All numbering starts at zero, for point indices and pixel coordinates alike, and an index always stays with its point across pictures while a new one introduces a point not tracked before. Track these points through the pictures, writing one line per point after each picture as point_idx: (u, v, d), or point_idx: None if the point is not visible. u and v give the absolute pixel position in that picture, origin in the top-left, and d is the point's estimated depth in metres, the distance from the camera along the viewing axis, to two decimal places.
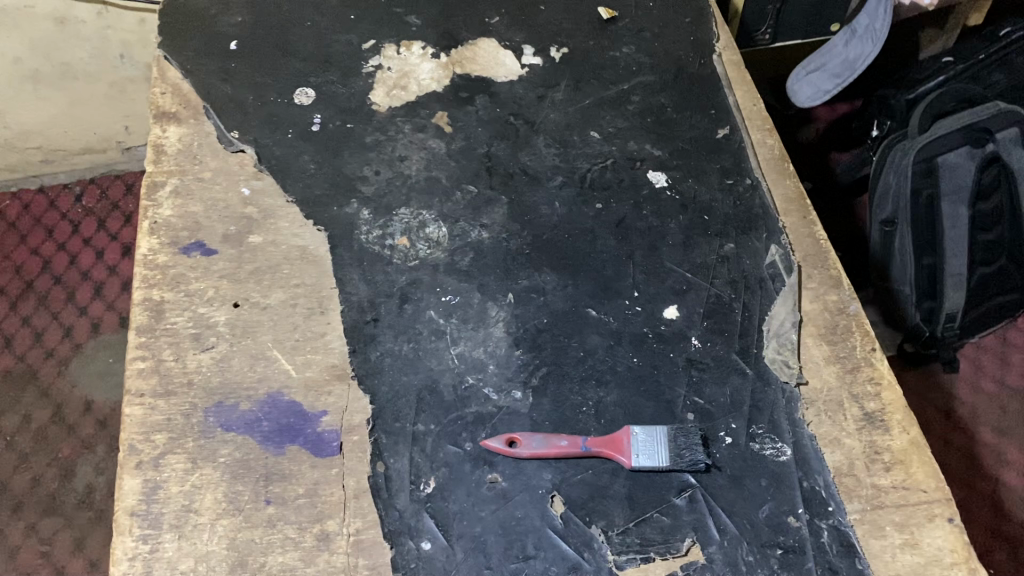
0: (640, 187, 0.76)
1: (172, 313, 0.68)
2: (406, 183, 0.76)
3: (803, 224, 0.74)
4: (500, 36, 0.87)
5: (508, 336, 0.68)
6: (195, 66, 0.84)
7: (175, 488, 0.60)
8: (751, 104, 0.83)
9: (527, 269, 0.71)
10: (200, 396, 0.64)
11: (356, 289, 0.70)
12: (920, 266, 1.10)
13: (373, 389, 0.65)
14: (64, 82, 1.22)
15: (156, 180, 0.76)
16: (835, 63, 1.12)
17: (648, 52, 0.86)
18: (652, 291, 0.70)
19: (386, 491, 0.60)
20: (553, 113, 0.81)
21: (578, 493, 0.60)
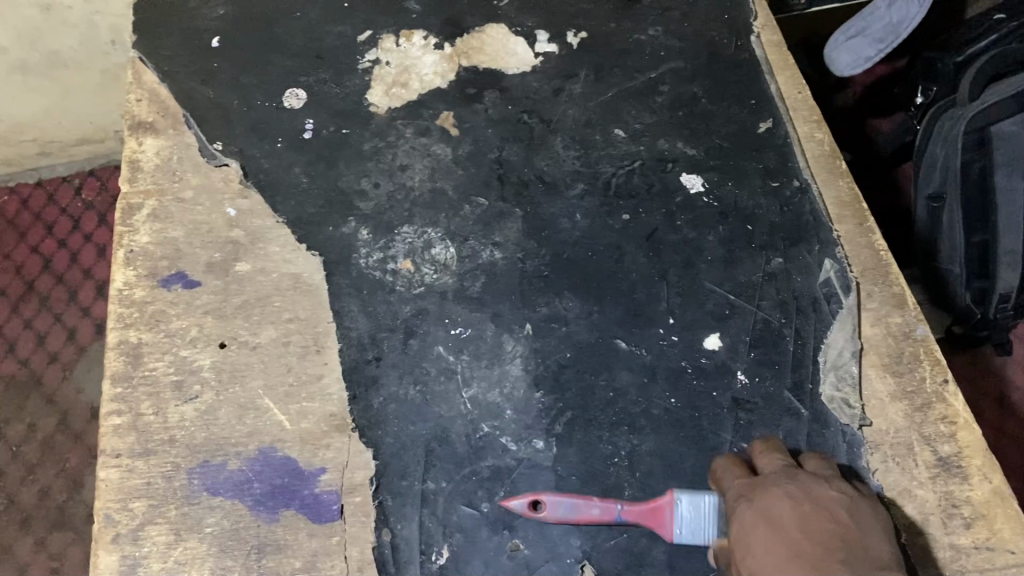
0: (672, 194, 0.68)
1: (151, 358, 0.61)
2: (409, 197, 0.68)
3: (860, 232, 0.65)
4: (511, 21, 0.78)
5: (527, 374, 0.60)
6: (173, 67, 0.75)
7: (156, 566, 0.53)
8: (797, 91, 0.73)
9: (546, 294, 0.63)
10: (183, 455, 0.57)
11: (355, 323, 0.62)
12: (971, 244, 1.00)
13: (377, 442, 0.57)
14: (56, 71, 1.14)
15: (132, 202, 0.68)
16: (879, 28, 1.01)
17: (677, 34, 0.77)
18: (689, 317, 0.62)
19: (394, 564, 0.54)
20: (571, 109, 0.73)
21: (612, 562, 0.53)
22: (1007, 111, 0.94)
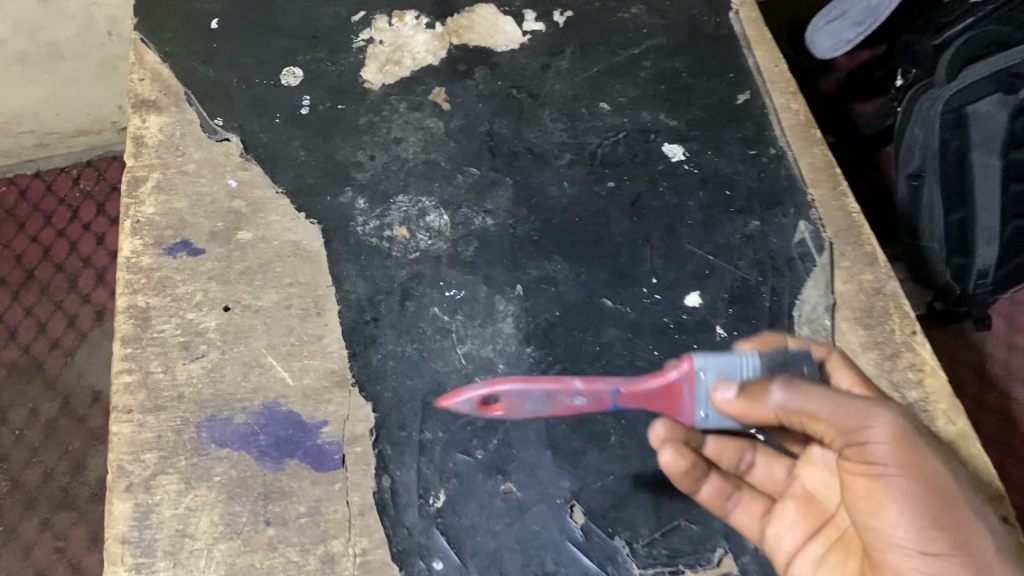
0: (655, 162, 0.71)
1: (159, 321, 0.63)
2: (404, 168, 0.71)
3: (833, 195, 0.69)
4: (499, 2, 0.81)
5: (519, 332, 0.63)
6: (174, 49, 0.78)
7: (168, 512, 0.56)
8: (774, 64, 0.76)
9: (536, 257, 0.66)
10: (192, 410, 0.60)
11: (353, 287, 0.65)
12: (950, 221, 1.04)
13: (376, 396, 0.61)
14: (52, 62, 1.16)
15: (138, 175, 0.71)
16: (857, 11, 1.05)
17: (659, 13, 0.80)
18: (672, 276, 0.65)
19: (393, 507, 0.56)
20: (557, 84, 0.76)
21: (600, 502, 0.56)
22: (981, 92, 0.95)
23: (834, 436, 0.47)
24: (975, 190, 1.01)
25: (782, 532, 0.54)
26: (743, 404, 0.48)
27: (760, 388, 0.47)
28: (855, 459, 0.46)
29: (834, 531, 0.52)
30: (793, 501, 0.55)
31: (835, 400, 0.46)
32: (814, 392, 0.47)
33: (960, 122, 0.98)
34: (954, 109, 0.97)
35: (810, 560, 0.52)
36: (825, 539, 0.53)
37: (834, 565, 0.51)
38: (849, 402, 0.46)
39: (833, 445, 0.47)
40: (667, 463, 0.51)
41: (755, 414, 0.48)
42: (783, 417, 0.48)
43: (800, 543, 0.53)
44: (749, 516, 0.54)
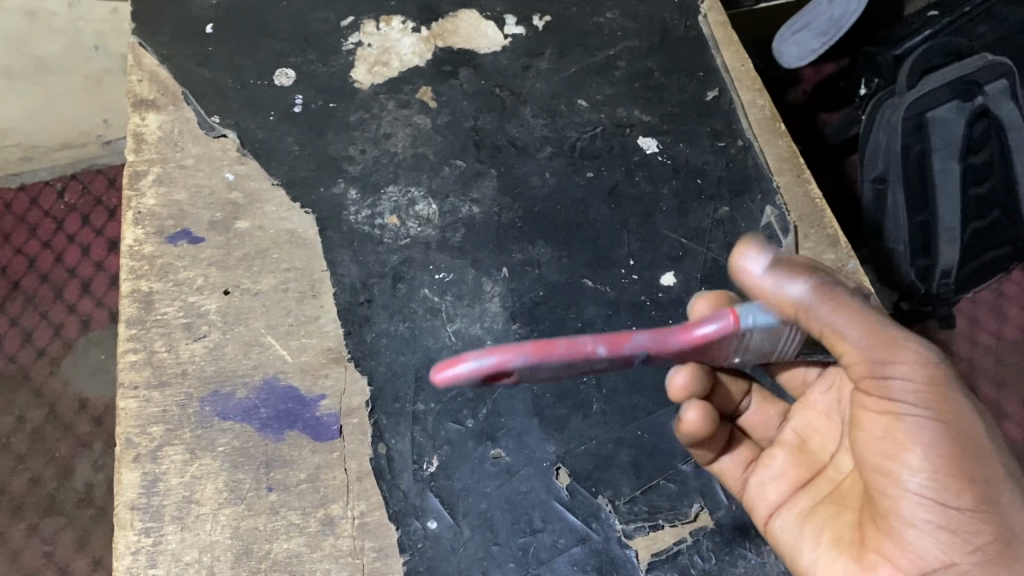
0: (631, 154, 0.75)
1: (162, 304, 0.67)
2: (393, 161, 0.75)
3: (797, 183, 0.74)
4: (481, 7, 0.84)
5: (505, 310, 0.67)
6: (171, 51, 0.80)
7: (175, 480, 0.60)
8: (740, 64, 0.81)
9: (520, 242, 0.71)
10: (196, 386, 0.63)
11: (347, 271, 0.69)
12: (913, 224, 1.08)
13: (371, 370, 0.64)
14: (38, 76, 1.13)
15: (139, 169, 0.74)
16: (821, 22, 1.10)
17: (632, 16, 0.84)
18: (648, 258, 0.70)
19: (389, 472, 0.60)
20: (538, 82, 0.80)
21: (583, 464, 0.60)
22: (942, 99, 1.04)
23: (858, 361, 0.48)
24: (934, 197, 1.06)
25: (764, 485, 0.58)
26: (772, 290, 0.48)
27: (795, 275, 0.49)
28: (877, 389, 0.48)
29: (822, 484, 0.56)
30: (782, 451, 0.60)
31: (868, 320, 0.48)
32: (851, 303, 0.48)
33: (920, 129, 1.06)
34: (915, 116, 1.05)
35: (797, 509, 0.56)
36: (813, 493, 0.57)
37: (823, 515, 0.55)
38: (883, 325, 0.48)
39: (852, 370, 0.49)
40: (687, 421, 0.55)
41: (785, 308, 0.48)
42: (810, 321, 0.48)
43: (784, 496, 0.57)
44: (734, 465, 0.59)
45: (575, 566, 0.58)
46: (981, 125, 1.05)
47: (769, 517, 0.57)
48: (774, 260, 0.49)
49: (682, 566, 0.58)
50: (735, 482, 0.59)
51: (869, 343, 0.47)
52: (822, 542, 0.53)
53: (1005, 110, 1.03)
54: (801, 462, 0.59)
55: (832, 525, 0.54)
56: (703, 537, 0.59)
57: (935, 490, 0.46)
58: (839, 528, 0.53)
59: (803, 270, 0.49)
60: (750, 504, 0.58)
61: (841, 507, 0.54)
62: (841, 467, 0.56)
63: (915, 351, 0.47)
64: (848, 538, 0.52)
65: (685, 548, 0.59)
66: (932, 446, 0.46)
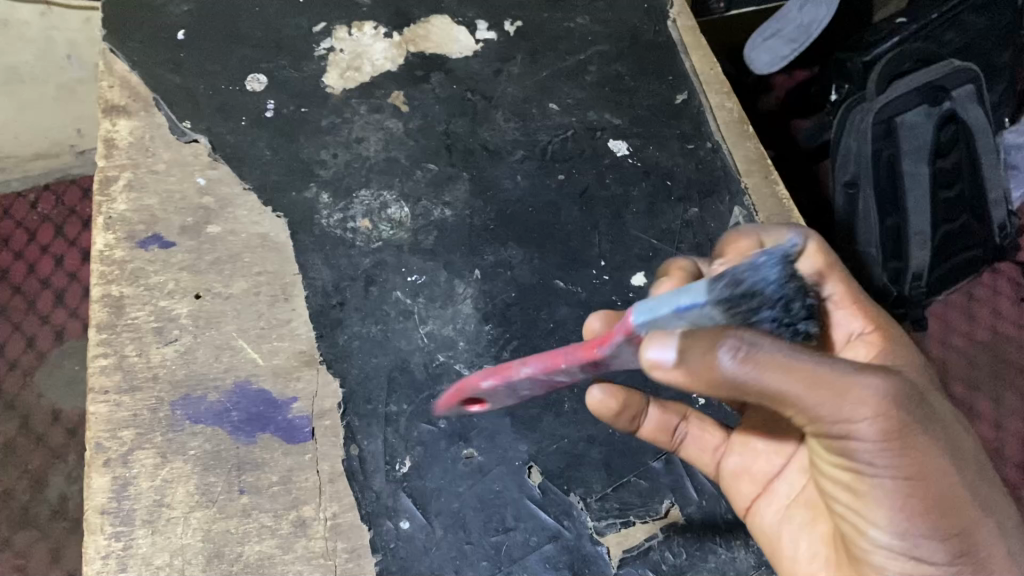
0: (601, 157, 0.76)
1: (133, 308, 0.66)
2: (365, 165, 0.75)
3: (765, 184, 0.75)
4: (453, 13, 0.84)
5: (477, 312, 0.68)
6: (142, 58, 0.80)
7: (146, 484, 0.59)
8: (709, 67, 0.82)
9: (492, 244, 0.71)
10: (167, 390, 0.63)
11: (319, 274, 0.69)
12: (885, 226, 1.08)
13: (343, 373, 0.64)
14: (10, 86, 1.12)
15: (109, 174, 0.73)
16: (791, 29, 1.12)
17: (602, 22, 0.85)
18: (618, 259, 0.71)
19: (361, 473, 0.61)
20: (510, 87, 0.80)
21: (555, 463, 0.61)
22: (912, 102, 1.04)
23: (806, 420, 0.42)
24: (905, 198, 1.06)
25: (742, 471, 0.58)
26: (687, 374, 0.41)
27: (709, 355, 0.40)
28: (834, 443, 0.43)
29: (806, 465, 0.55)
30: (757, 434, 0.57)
31: (810, 380, 0.41)
32: (781, 357, 0.40)
33: (891, 133, 1.04)
34: (885, 121, 1.04)
35: (778, 498, 0.56)
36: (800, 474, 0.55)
37: (800, 520, 0.54)
38: (827, 380, 0.41)
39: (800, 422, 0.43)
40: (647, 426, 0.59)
41: (710, 385, 0.41)
42: (741, 393, 0.41)
43: (761, 486, 0.57)
44: (701, 450, 0.59)
45: (547, 564, 0.58)
46: (947, 130, 1.08)
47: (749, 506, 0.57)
48: (682, 347, 0.41)
49: (653, 562, 0.59)
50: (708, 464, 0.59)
51: (817, 408, 0.41)
52: (800, 546, 0.53)
53: (971, 114, 1.09)
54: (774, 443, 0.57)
55: (811, 529, 0.53)
56: (673, 534, 0.60)
57: (911, 548, 0.44)
58: (814, 541, 0.52)
59: (715, 342, 0.40)
60: (730, 492, 0.58)
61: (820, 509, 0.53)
62: None
63: (873, 406, 0.41)
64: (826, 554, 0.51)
65: (656, 544, 0.59)
66: (902, 503, 0.43)
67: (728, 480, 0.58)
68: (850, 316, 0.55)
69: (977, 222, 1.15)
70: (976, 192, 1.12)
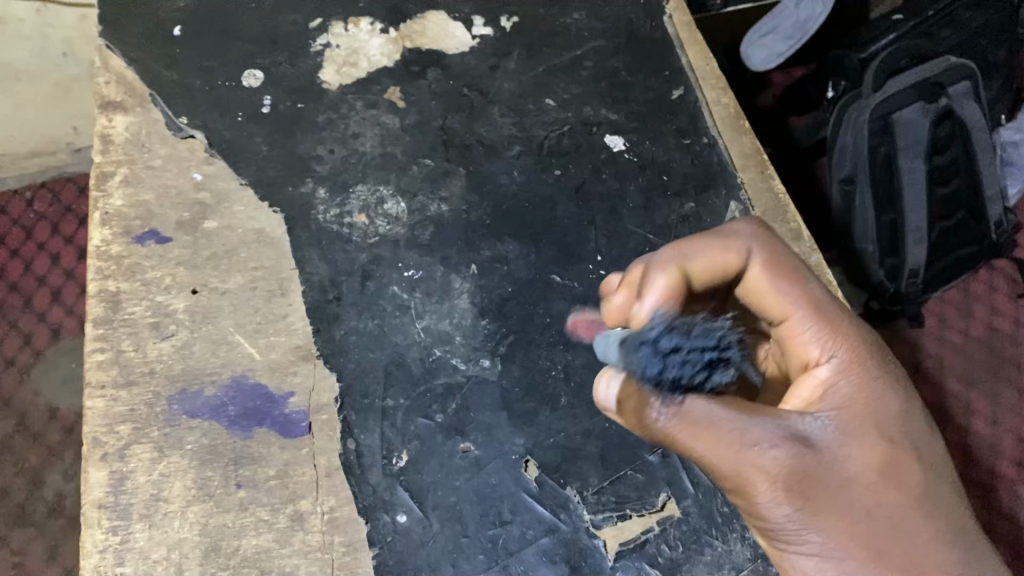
0: (598, 152, 0.76)
1: (129, 303, 0.66)
2: (362, 160, 0.75)
3: (761, 179, 0.75)
4: (449, 8, 0.84)
5: (474, 306, 0.68)
6: (138, 54, 0.80)
7: (143, 478, 0.59)
8: (705, 63, 0.82)
9: (488, 239, 0.71)
10: (163, 385, 0.63)
11: (316, 269, 0.69)
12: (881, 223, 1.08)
13: (340, 367, 0.64)
14: (5, 84, 1.12)
15: (106, 170, 0.73)
16: (787, 26, 1.11)
17: (598, 17, 0.85)
18: (615, 253, 0.71)
19: (358, 467, 0.61)
20: (506, 82, 0.80)
21: (552, 456, 0.61)
22: (905, 100, 1.03)
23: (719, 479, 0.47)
24: (901, 196, 1.06)
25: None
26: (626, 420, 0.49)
27: (630, 413, 0.48)
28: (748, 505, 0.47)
29: None
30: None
31: (711, 449, 0.45)
32: (694, 411, 0.46)
33: (886, 130, 1.04)
34: (881, 117, 1.03)
35: None
36: None
37: None
38: (722, 450, 0.45)
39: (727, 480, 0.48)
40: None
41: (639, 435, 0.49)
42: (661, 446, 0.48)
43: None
44: None
45: (544, 557, 0.58)
46: (945, 126, 1.07)
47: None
48: (619, 399, 0.49)
49: (650, 555, 0.59)
50: None
51: (717, 470, 0.46)
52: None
53: (969, 110, 1.08)
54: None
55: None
56: (669, 526, 0.60)
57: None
58: None
59: (638, 400, 0.47)
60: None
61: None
62: None
63: (768, 472, 0.45)
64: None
65: (653, 537, 0.59)
66: (817, 562, 0.46)
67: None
68: (812, 338, 0.50)
69: (973, 219, 1.15)
70: (973, 188, 1.13)
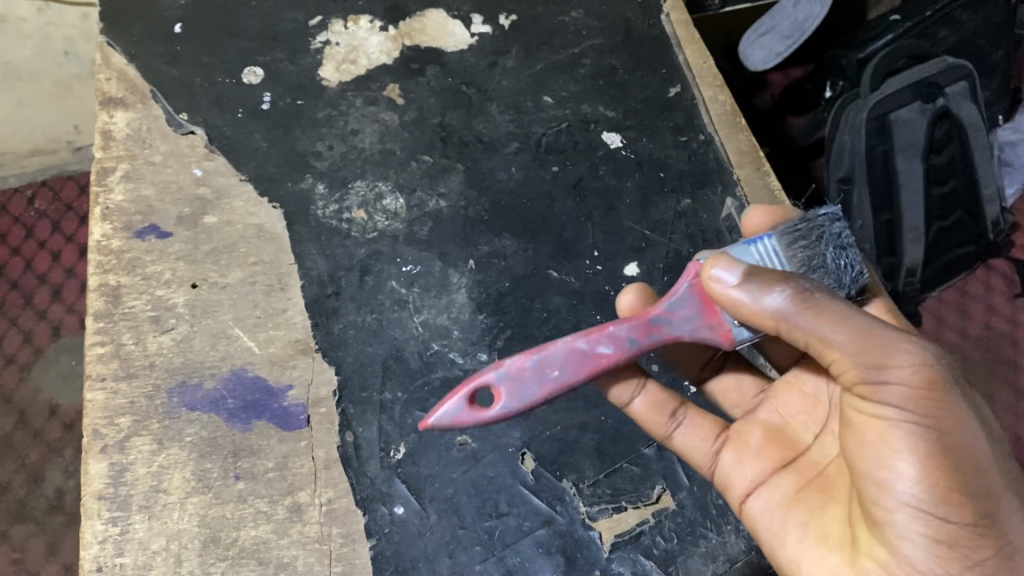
0: (595, 148, 0.76)
1: (129, 297, 0.67)
2: (361, 156, 0.75)
3: (757, 175, 0.75)
4: (448, 7, 0.85)
5: (472, 301, 0.68)
6: (139, 51, 0.80)
7: (143, 470, 0.60)
8: (703, 61, 0.82)
9: (486, 234, 0.72)
10: (163, 377, 0.63)
11: (315, 264, 0.69)
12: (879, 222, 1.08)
13: (339, 361, 0.65)
14: (7, 82, 1.13)
15: (107, 166, 0.74)
16: (785, 25, 1.12)
17: (597, 15, 0.85)
18: (612, 249, 0.71)
19: (356, 459, 0.61)
20: (505, 79, 0.81)
21: (548, 449, 0.62)
22: (903, 100, 1.03)
23: (852, 366, 0.48)
24: (899, 195, 1.06)
25: (740, 461, 0.59)
26: (746, 300, 0.49)
27: (769, 284, 0.49)
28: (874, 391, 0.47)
29: (808, 465, 0.57)
30: (760, 429, 0.60)
31: (856, 327, 0.47)
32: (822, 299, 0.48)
33: (884, 129, 1.04)
34: (878, 117, 1.03)
35: (776, 490, 0.56)
36: (793, 474, 0.57)
37: (807, 508, 0.54)
38: (871, 331, 0.47)
39: (846, 377, 0.49)
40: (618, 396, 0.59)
41: (762, 318, 0.49)
42: (791, 331, 0.49)
43: (762, 474, 0.58)
44: (699, 441, 0.60)
45: (540, 548, 0.59)
46: (942, 126, 1.07)
47: (745, 497, 0.57)
48: (745, 273, 0.50)
49: (645, 546, 0.59)
50: (703, 457, 0.60)
51: (862, 351, 0.47)
52: (804, 537, 0.53)
53: (966, 110, 1.08)
54: (778, 441, 0.59)
55: (818, 518, 0.53)
56: (664, 519, 0.60)
57: (924, 500, 0.45)
58: (825, 523, 0.53)
59: (779, 275, 0.49)
60: (725, 480, 0.59)
61: (827, 499, 0.54)
62: (826, 450, 0.57)
63: (914, 358, 0.46)
64: (835, 533, 0.52)
65: (648, 528, 0.60)
66: (926, 450, 0.46)
67: (726, 471, 0.59)
68: None
69: (970, 217, 1.15)
70: (970, 187, 1.13)
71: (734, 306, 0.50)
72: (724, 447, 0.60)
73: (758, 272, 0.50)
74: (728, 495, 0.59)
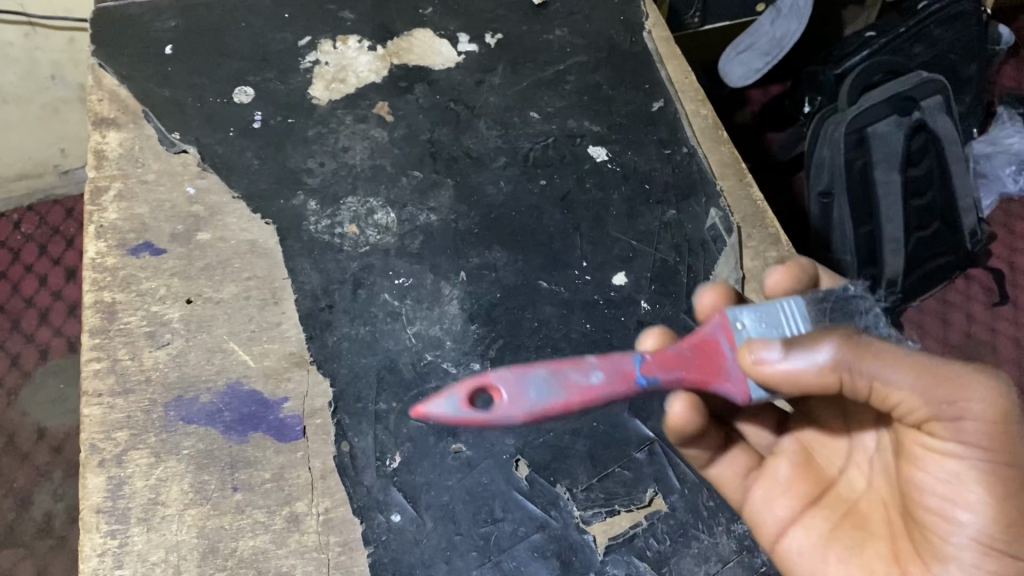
0: (582, 162, 0.78)
1: (124, 313, 0.68)
2: (351, 173, 0.76)
3: (740, 187, 0.77)
4: (435, 26, 0.87)
5: (463, 312, 0.69)
6: (131, 72, 0.81)
7: (140, 483, 0.60)
8: (684, 76, 0.85)
9: (477, 247, 0.73)
10: (160, 392, 0.64)
11: (308, 278, 0.70)
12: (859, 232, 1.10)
13: (333, 372, 0.66)
14: None
15: (100, 185, 0.74)
16: (764, 42, 1.14)
17: (581, 34, 0.87)
18: (600, 259, 0.73)
19: (352, 469, 0.62)
20: (491, 96, 0.82)
21: (541, 455, 0.63)
22: (881, 113, 1.05)
23: (920, 404, 0.46)
24: (877, 206, 1.08)
25: (770, 498, 0.59)
26: (800, 368, 0.47)
27: (813, 342, 0.47)
28: (943, 429, 0.47)
29: (834, 500, 0.57)
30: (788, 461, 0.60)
31: (928, 367, 0.46)
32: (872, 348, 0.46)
33: (862, 143, 1.06)
34: (856, 131, 1.05)
35: (807, 530, 0.57)
36: (823, 512, 0.57)
37: (847, 546, 0.55)
38: (939, 371, 0.46)
39: (908, 410, 0.47)
40: (673, 415, 0.53)
41: (822, 379, 0.47)
42: (852, 380, 0.47)
43: (794, 513, 0.58)
44: (732, 474, 0.61)
45: (535, 553, 0.60)
46: (918, 139, 1.09)
47: (779, 536, 0.58)
48: (784, 343, 0.47)
49: (638, 549, 0.60)
50: (733, 492, 0.60)
51: (933, 389, 0.46)
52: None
53: (941, 124, 1.10)
54: (806, 472, 0.59)
55: (859, 556, 0.54)
56: (657, 521, 0.62)
57: (994, 537, 0.47)
58: (868, 560, 0.53)
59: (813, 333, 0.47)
60: (758, 520, 0.59)
61: (864, 535, 0.54)
62: (853, 485, 0.57)
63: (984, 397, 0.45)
64: (880, 572, 0.52)
65: (641, 531, 0.61)
66: (995, 483, 0.47)
67: (757, 510, 0.59)
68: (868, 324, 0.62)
69: (949, 227, 1.17)
70: (948, 198, 1.15)
71: (783, 381, 0.47)
72: (753, 484, 0.60)
73: (796, 338, 0.47)
74: (760, 534, 0.59)
